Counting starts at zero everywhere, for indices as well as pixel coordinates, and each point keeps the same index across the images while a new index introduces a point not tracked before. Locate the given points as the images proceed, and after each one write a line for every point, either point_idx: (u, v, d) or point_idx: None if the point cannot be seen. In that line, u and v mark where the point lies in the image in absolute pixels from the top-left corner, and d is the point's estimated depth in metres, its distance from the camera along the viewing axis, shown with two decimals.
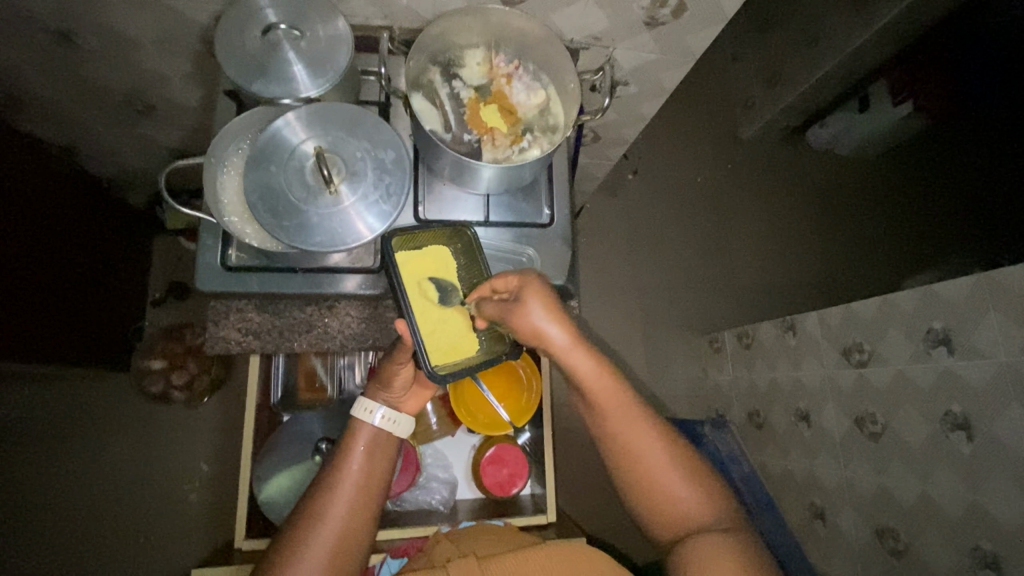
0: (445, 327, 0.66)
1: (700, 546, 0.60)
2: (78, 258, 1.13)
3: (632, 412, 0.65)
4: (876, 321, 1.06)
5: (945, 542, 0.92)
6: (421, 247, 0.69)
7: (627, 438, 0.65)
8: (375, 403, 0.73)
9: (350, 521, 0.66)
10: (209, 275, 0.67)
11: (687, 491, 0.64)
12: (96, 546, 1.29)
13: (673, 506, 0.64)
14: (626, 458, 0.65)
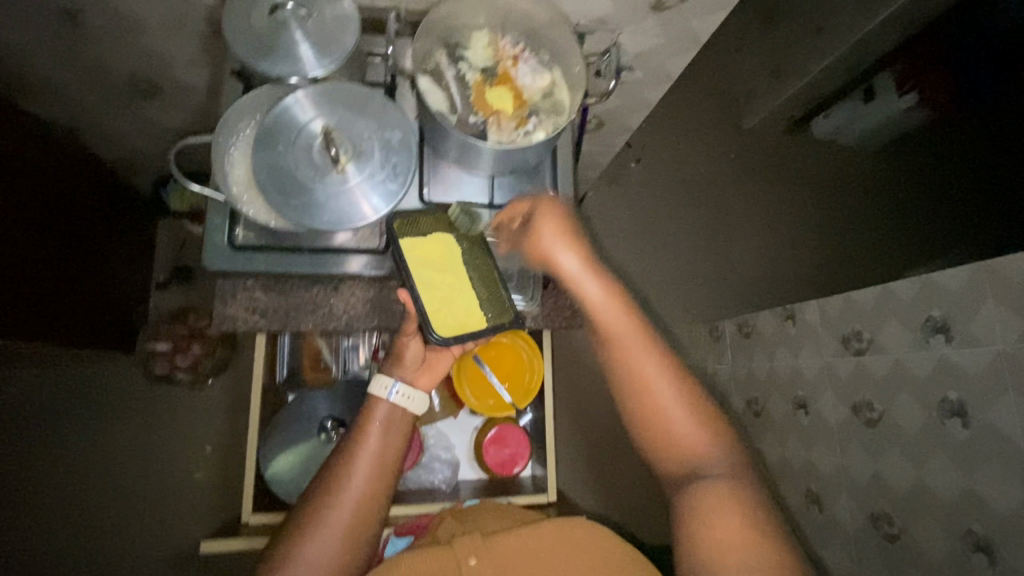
0: (449, 304, 0.66)
1: (705, 492, 0.59)
2: (81, 239, 1.14)
3: (642, 349, 0.64)
4: (875, 309, 1.07)
5: (938, 526, 0.94)
6: (425, 231, 0.69)
7: (643, 382, 0.63)
8: (390, 379, 0.70)
9: (362, 501, 0.66)
10: (216, 254, 0.68)
11: (699, 437, 0.62)
12: (104, 525, 1.31)
13: (678, 445, 0.63)
14: (641, 397, 0.63)
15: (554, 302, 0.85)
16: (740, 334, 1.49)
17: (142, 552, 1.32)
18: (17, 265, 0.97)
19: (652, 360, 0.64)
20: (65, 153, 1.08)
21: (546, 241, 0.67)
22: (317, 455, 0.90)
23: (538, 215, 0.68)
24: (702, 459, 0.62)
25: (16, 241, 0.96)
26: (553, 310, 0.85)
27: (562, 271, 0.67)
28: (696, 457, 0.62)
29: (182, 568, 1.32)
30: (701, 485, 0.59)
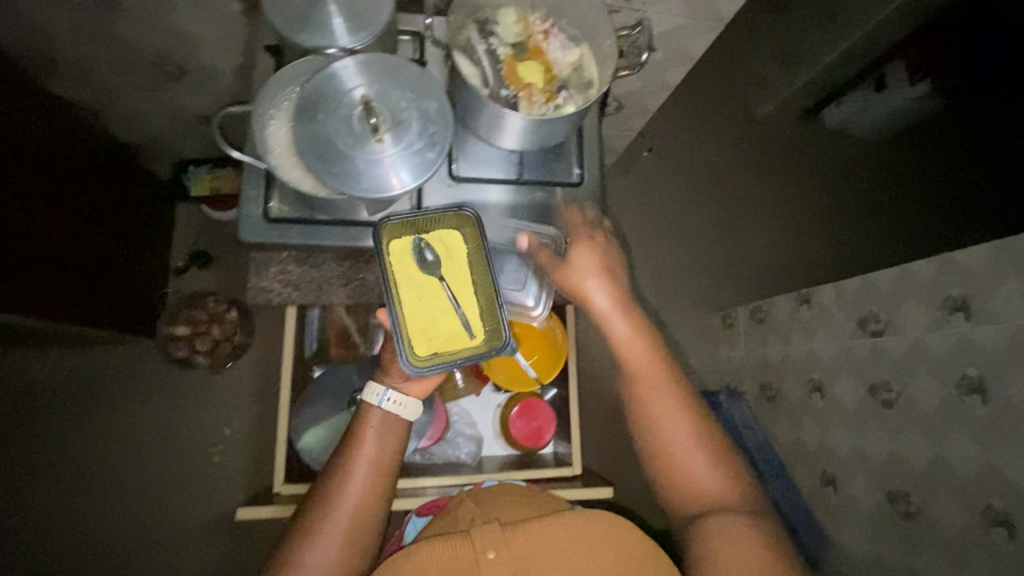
0: (434, 321, 0.66)
1: (727, 523, 0.62)
2: (102, 222, 1.15)
3: (667, 388, 0.70)
4: (894, 290, 1.08)
5: (955, 502, 0.94)
6: (428, 232, 0.68)
7: (665, 424, 0.68)
8: (381, 386, 0.72)
9: (361, 507, 0.67)
10: (252, 226, 0.69)
11: (718, 482, 0.66)
12: (128, 507, 1.34)
13: (697, 484, 0.67)
14: (661, 437, 0.68)
15: None
16: (754, 320, 1.50)
17: (164, 533, 1.34)
18: (37, 244, 0.98)
19: (674, 405, 0.69)
20: (83, 134, 1.08)
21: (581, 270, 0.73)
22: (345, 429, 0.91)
23: (580, 240, 0.74)
24: (718, 500, 0.65)
25: (34, 220, 0.97)
26: None
27: (575, 273, 0.73)
28: (713, 498, 0.66)
29: (203, 548, 1.34)
30: (723, 519, 0.63)
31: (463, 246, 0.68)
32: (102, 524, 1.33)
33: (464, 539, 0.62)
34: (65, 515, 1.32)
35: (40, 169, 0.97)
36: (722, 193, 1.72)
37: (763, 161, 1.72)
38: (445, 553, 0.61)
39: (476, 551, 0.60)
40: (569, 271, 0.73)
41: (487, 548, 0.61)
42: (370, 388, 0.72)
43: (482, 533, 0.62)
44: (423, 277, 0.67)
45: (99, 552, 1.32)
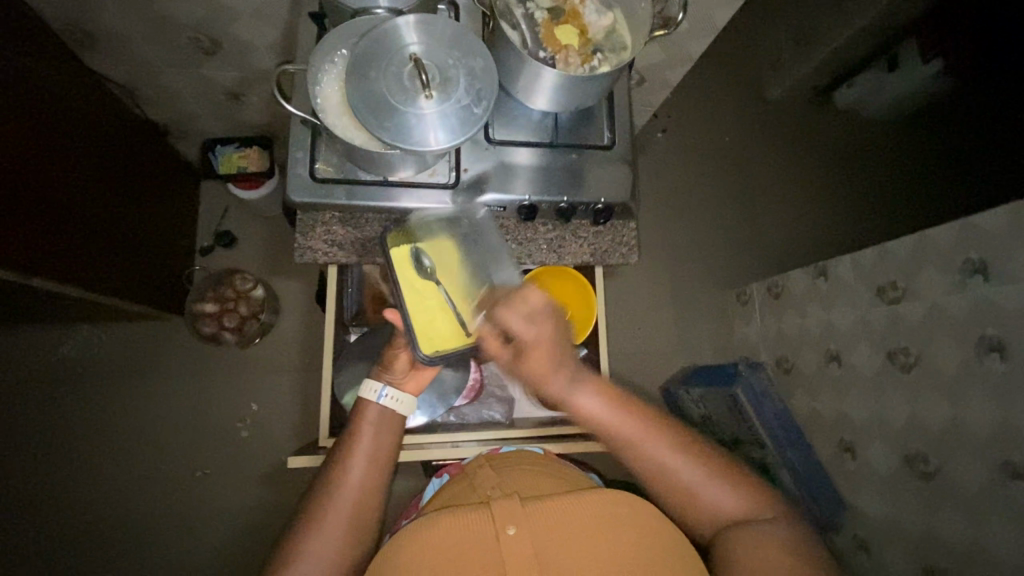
0: (436, 318, 0.76)
1: (741, 533, 0.69)
2: (132, 197, 1.18)
3: (649, 434, 0.75)
4: (912, 257, 1.10)
5: (973, 459, 0.97)
6: (425, 240, 0.76)
7: (653, 462, 0.74)
8: (378, 384, 0.80)
9: (362, 495, 0.74)
10: (299, 186, 0.72)
11: (722, 494, 0.72)
12: (159, 478, 1.37)
13: (703, 507, 0.73)
14: (656, 476, 0.74)
15: (614, 237, 0.86)
16: (770, 295, 1.52)
17: (194, 505, 1.37)
18: (74, 215, 1.00)
19: (655, 442, 0.75)
20: (112, 110, 1.11)
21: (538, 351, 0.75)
22: None
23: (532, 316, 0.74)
24: (730, 516, 0.71)
25: (71, 193, 0.99)
26: (611, 245, 0.85)
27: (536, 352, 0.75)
28: (724, 516, 0.72)
29: (231, 519, 1.37)
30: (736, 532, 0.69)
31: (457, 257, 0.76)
32: (132, 496, 1.36)
33: (484, 514, 0.64)
34: (97, 487, 1.35)
35: (74, 143, 1.00)
36: (736, 172, 1.74)
37: (777, 140, 1.73)
38: (465, 525, 0.63)
39: (496, 527, 0.62)
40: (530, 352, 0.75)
41: (507, 523, 0.62)
42: (369, 385, 0.80)
43: (502, 509, 0.64)
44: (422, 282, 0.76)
45: (130, 522, 1.35)
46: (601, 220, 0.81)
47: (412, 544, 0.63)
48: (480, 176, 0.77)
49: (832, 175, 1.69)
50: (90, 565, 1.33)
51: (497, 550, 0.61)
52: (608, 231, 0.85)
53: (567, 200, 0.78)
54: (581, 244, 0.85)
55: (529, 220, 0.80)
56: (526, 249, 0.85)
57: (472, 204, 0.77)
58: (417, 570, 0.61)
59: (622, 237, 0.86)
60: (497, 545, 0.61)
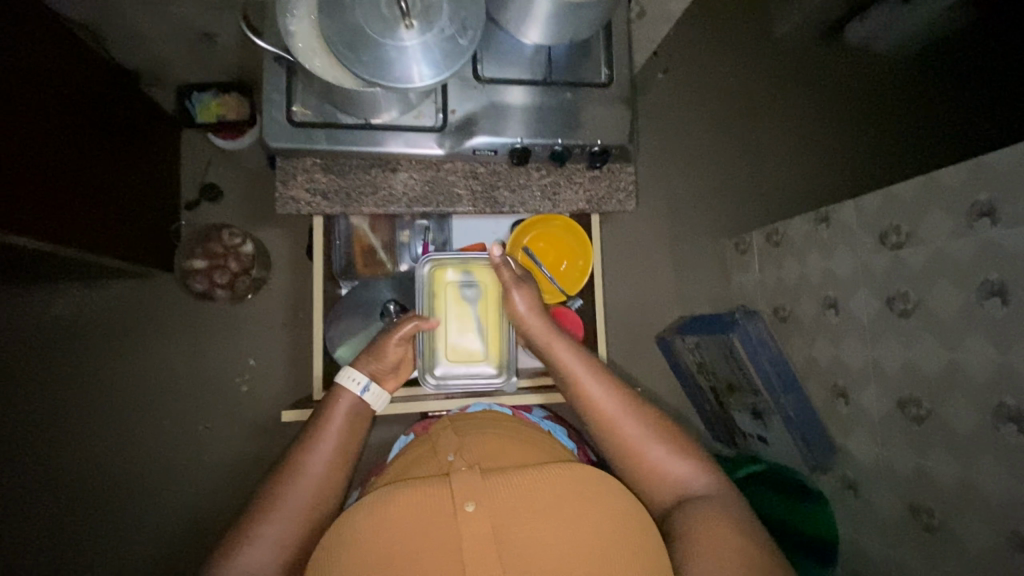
0: (460, 337, 0.96)
1: (699, 509, 0.70)
2: (104, 147, 1.11)
3: (622, 407, 0.78)
4: (917, 200, 1.06)
5: (966, 402, 0.97)
6: (468, 274, 0.95)
7: (620, 430, 0.76)
8: (361, 376, 0.83)
9: (319, 488, 0.72)
10: (277, 132, 0.68)
11: (673, 460, 0.74)
12: (153, 435, 1.35)
13: (661, 480, 0.74)
14: (621, 448, 0.76)
15: (612, 183, 0.82)
16: (769, 244, 1.50)
17: (191, 462, 1.36)
18: (46, 167, 0.95)
19: (627, 415, 0.77)
20: (72, 52, 1.03)
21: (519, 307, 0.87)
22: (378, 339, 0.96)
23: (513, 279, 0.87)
24: (688, 491, 0.73)
25: (36, 143, 0.93)
26: (607, 191, 0.82)
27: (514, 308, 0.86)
28: (683, 489, 0.73)
29: (232, 474, 1.36)
30: (692, 507, 0.70)
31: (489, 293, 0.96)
32: (127, 454, 1.34)
33: (443, 489, 0.62)
34: (91, 446, 1.33)
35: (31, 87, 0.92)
36: (739, 115, 1.66)
37: (782, 80, 1.65)
38: (423, 500, 0.62)
39: (455, 504, 0.61)
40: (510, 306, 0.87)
41: (466, 500, 0.61)
42: (350, 374, 0.83)
43: (462, 484, 0.63)
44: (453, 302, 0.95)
45: (128, 480, 1.33)
46: (598, 164, 0.78)
47: (370, 515, 0.61)
48: (470, 118, 0.73)
49: (836, 117, 1.63)
50: (91, 523, 1.32)
51: (455, 527, 0.59)
52: (606, 176, 0.82)
53: (563, 142, 0.74)
54: (576, 190, 0.82)
55: (522, 164, 0.77)
56: (518, 197, 0.81)
57: (461, 149, 0.73)
58: (374, 544, 0.59)
59: (620, 183, 0.83)
60: (455, 522, 0.59)
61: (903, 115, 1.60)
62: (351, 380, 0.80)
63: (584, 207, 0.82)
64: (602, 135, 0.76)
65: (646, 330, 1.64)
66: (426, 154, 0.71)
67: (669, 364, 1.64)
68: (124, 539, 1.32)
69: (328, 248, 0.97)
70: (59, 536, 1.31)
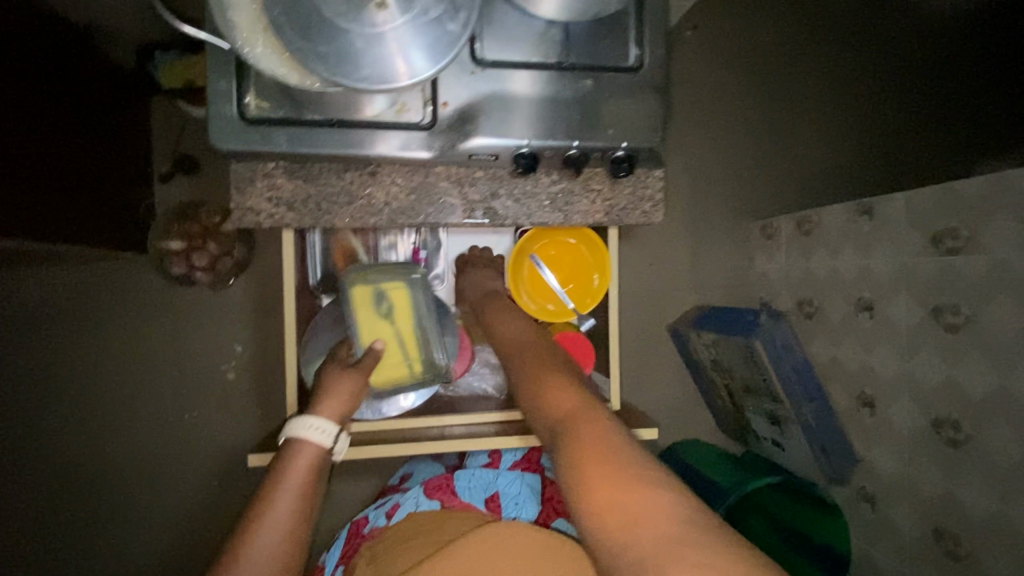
0: (390, 356, 0.87)
1: (578, 439, 0.63)
2: (52, 116, 0.97)
3: (536, 360, 0.80)
4: (983, 201, 0.92)
5: (1013, 431, 0.87)
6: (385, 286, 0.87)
7: (528, 376, 0.77)
8: (321, 423, 0.80)
9: (274, 558, 0.72)
10: (224, 130, 0.57)
11: (567, 396, 0.71)
12: (132, 423, 1.29)
13: (552, 412, 0.70)
14: (527, 388, 0.76)
15: (632, 193, 0.72)
16: (799, 231, 1.36)
17: (173, 450, 1.30)
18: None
19: (542, 364, 0.79)
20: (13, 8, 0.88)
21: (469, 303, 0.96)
22: None
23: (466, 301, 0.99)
24: (574, 424, 0.66)
25: None
26: (629, 201, 0.72)
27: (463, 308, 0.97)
28: (569, 424, 0.67)
29: (215, 464, 1.31)
30: (574, 435, 0.64)
31: (411, 300, 0.88)
32: (106, 441, 1.28)
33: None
34: (68, 434, 1.27)
35: None
36: (775, 81, 1.48)
37: (828, 40, 1.45)
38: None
39: None
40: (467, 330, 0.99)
41: None
42: (304, 424, 0.80)
43: None
44: (374, 319, 0.86)
45: (109, 467, 1.29)
46: (621, 172, 0.65)
47: None
48: (465, 113, 0.60)
49: None
50: (70, 511, 1.27)
51: None
52: (630, 184, 0.72)
53: (579, 145, 0.61)
54: (592, 200, 0.72)
55: (529, 172, 0.64)
56: (523, 208, 0.71)
57: (453, 150, 0.61)
58: None
59: (644, 191, 0.73)
60: None
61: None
62: (310, 431, 0.78)
63: (602, 221, 0.73)
64: (624, 134, 0.63)
65: (657, 318, 1.53)
66: (409, 160, 0.60)
67: (678, 355, 1.54)
68: (113, 528, 1.29)
69: (304, 258, 0.94)
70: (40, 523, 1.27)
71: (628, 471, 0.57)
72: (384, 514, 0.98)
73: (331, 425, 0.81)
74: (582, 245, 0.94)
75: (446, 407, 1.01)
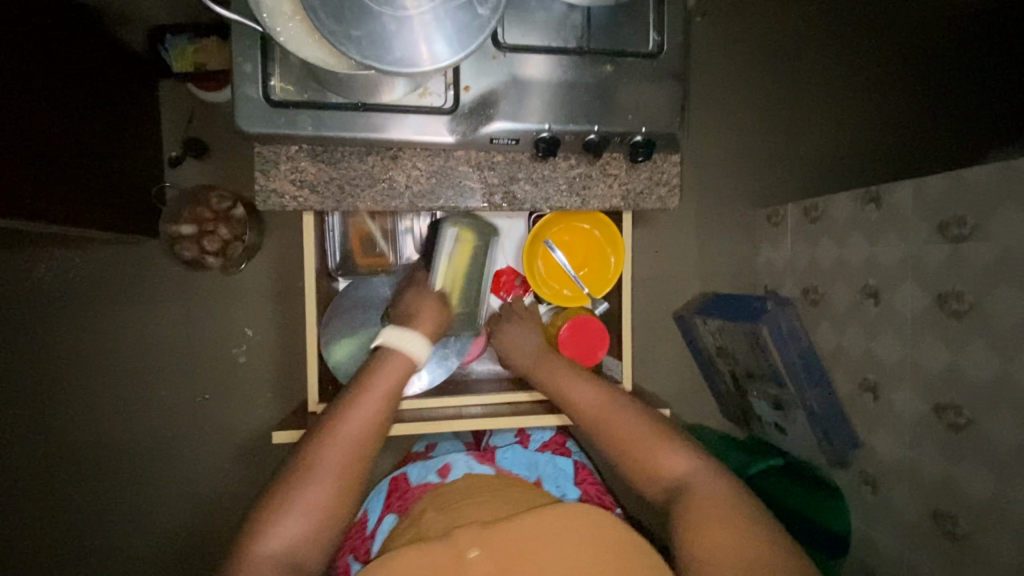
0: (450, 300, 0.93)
1: (694, 510, 0.73)
2: (63, 98, 0.97)
3: (623, 414, 0.83)
4: (991, 190, 0.93)
5: (1016, 417, 0.89)
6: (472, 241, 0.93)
7: (621, 437, 0.81)
8: (413, 336, 0.81)
9: (353, 449, 0.75)
10: (251, 113, 0.58)
11: (671, 462, 0.78)
12: (145, 405, 1.30)
13: (656, 477, 0.79)
14: (621, 449, 0.81)
15: (648, 177, 0.73)
16: (805, 219, 1.37)
17: (186, 431, 1.32)
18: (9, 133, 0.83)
19: (630, 419, 0.82)
20: None
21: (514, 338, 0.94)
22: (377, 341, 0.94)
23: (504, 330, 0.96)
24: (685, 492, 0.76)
25: None
26: (646, 186, 0.74)
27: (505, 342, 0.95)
28: (680, 492, 0.76)
29: (227, 445, 1.33)
30: (689, 505, 0.74)
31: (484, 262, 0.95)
32: (120, 422, 1.30)
33: (448, 544, 0.73)
34: (82, 414, 1.29)
35: None
36: (784, 68, 1.48)
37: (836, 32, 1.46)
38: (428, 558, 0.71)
39: (460, 551, 0.72)
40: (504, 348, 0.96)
41: (469, 546, 0.72)
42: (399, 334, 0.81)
43: (462, 535, 0.74)
44: (454, 264, 0.92)
45: (122, 448, 1.31)
46: (639, 156, 0.66)
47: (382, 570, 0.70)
48: (487, 98, 0.61)
49: (888, 76, 1.47)
50: (85, 489, 1.30)
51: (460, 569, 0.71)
52: (648, 169, 0.73)
53: (599, 130, 0.63)
54: (609, 184, 0.73)
55: (549, 156, 0.65)
56: (541, 192, 0.72)
57: (475, 134, 0.62)
58: None
59: (660, 176, 0.74)
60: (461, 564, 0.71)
61: (954, 78, 1.46)
62: (404, 341, 0.80)
63: (620, 206, 0.74)
64: (642, 120, 0.64)
65: (664, 304, 1.54)
66: (433, 143, 0.61)
67: (683, 340, 1.56)
68: (129, 507, 1.32)
69: (323, 243, 0.95)
70: (55, 501, 1.29)
71: (746, 537, 0.69)
72: (435, 474, 0.94)
73: (422, 341, 0.82)
74: (596, 231, 0.96)
75: (459, 390, 1.03)
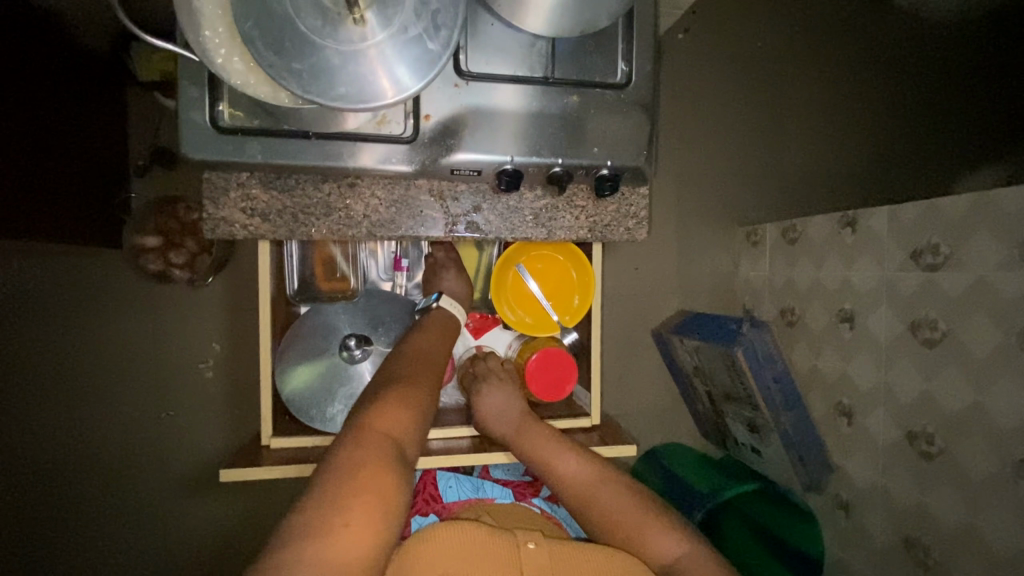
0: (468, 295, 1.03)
1: None
2: (19, 104, 0.92)
3: (611, 487, 0.81)
4: (965, 219, 0.93)
5: (988, 447, 0.88)
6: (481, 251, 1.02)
7: (612, 513, 0.79)
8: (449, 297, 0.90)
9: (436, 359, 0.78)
10: (198, 141, 0.57)
11: (668, 537, 0.75)
12: (100, 420, 1.25)
13: (649, 555, 0.74)
14: (611, 526, 0.78)
15: (617, 209, 0.73)
16: (784, 239, 1.36)
17: (143, 448, 1.27)
18: None
19: (622, 493, 0.81)
20: None
21: (491, 403, 0.91)
22: (337, 372, 0.92)
23: (484, 397, 0.91)
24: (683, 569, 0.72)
25: None
26: (614, 218, 0.73)
27: (486, 406, 0.90)
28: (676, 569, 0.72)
29: (186, 462, 1.28)
30: None
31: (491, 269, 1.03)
32: (72, 439, 1.24)
33: (509, 537, 0.70)
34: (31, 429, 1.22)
35: None
36: (767, 87, 1.47)
37: None
38: (490, 541, 0.68)
39: (518, 543, 0.69)
40: (485, 409, 0.90)
41: (527, 540, 0.70)
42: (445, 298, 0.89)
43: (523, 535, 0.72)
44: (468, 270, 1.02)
45: (72, 465, 1.24)
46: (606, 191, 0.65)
47: (435, 542, 0.66)
48: (447, 126, 0.59)
49: None
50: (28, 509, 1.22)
51: (517, 557, 0.67)
52: (618, 199, 0.72)
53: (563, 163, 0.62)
54: (576, 216, 0.72)
55: (512, 188, 0.63)
56: (506, 224, 0.71)
57: (436, 164, 0.61)
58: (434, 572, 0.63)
59: (630, 207, 0.73)
60: (519, 554, 0.67)
61: None
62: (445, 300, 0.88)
63: (593, 237, 0.73)
64: (611, 153, 0.62)
65: (642, 321, 1.53)
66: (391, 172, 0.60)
67: (661, 357, 1.54)
68: (83, 527, 1.25)
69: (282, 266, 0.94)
70: None
71: None
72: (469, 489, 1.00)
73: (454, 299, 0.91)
74: (569, 263, 0.94)
75: None
